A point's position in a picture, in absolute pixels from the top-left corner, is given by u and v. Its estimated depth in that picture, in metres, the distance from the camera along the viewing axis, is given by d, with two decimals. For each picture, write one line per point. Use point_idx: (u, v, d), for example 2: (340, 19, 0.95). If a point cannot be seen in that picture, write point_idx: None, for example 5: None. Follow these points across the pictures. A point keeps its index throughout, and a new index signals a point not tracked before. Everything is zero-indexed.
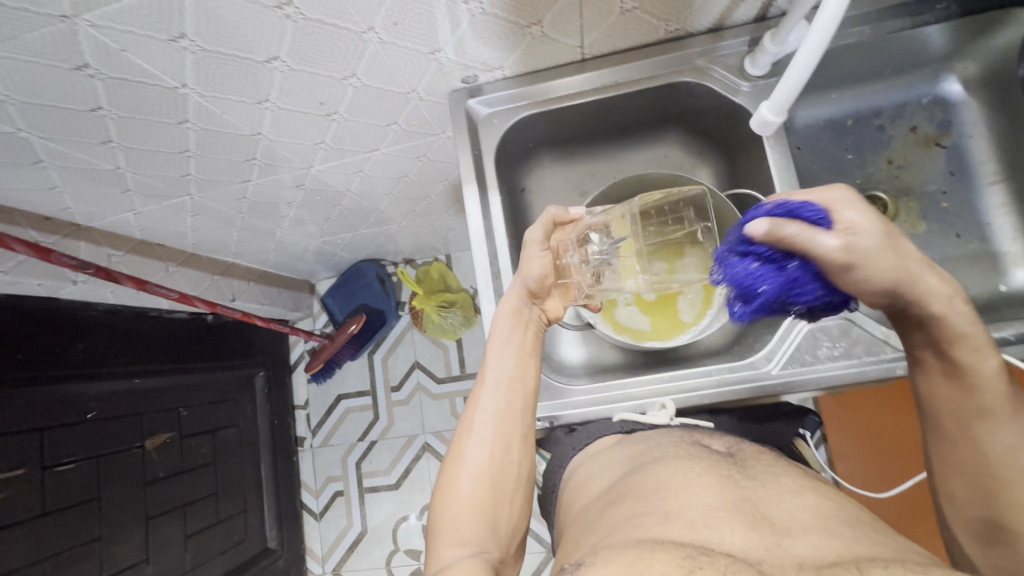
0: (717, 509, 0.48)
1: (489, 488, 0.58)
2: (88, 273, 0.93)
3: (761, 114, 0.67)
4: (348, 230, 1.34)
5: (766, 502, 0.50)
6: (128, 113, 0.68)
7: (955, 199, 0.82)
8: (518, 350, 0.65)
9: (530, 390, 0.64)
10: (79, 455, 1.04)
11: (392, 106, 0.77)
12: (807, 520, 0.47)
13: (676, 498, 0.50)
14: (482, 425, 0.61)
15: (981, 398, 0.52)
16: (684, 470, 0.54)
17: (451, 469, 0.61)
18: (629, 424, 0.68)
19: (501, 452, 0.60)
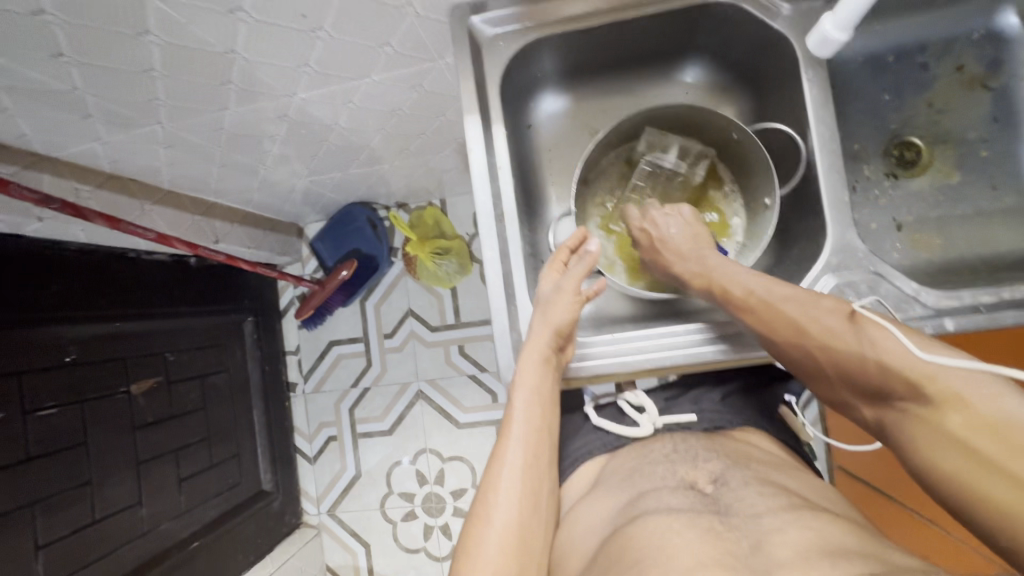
0: (696, 569, 0.47)
1: (516, 554, 0.56)
2: (54, 208, 0.86)
3: (822, 29, 0.60)
4: (337, 168, 1.25)
5: (752, 552, 0.49)
6: (79, 19, 0.58)
7: (996, 147, 0.76)
8: (543, 403, 0.63)
9: (550, 445, 0.64)
10: (61, 400, 1.01)
11: (385, 20, 0.67)
12: (787, 561, 0.46)
13: (657, 564, 0.49)
14: (509, 488, 0.59)
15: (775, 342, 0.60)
16: (665, 529, 0.53)
17: (476, 529, 0.58)
18: (616, 440, 0.73)
19: (529, 515, 0.59)
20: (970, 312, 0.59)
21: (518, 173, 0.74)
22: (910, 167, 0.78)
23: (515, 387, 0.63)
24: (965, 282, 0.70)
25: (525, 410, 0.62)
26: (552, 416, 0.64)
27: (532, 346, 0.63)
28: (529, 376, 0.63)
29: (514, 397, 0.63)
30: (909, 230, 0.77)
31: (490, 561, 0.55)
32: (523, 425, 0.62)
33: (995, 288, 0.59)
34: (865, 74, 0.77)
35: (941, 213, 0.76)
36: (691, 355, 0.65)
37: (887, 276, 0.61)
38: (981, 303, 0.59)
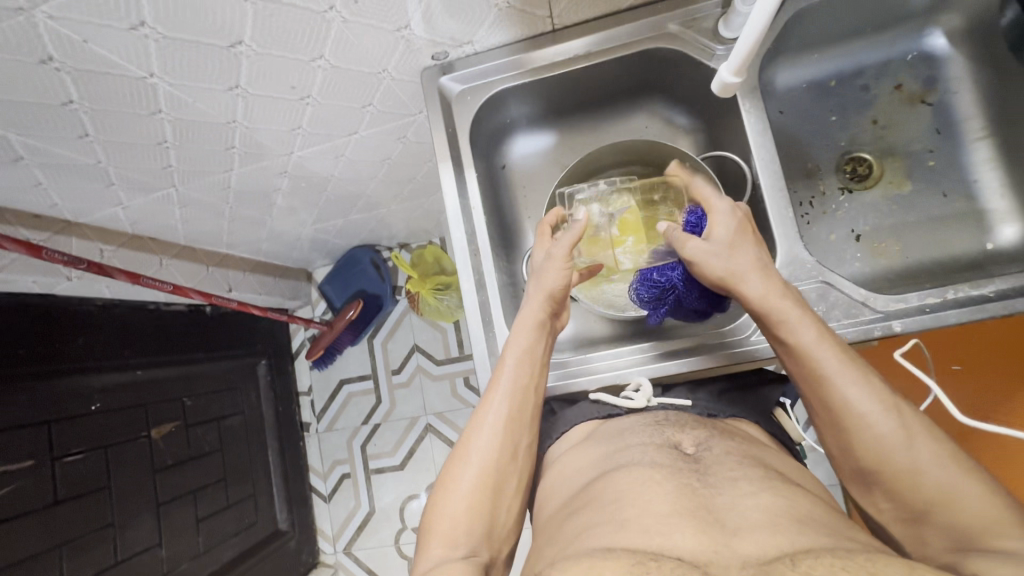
0: (671, 515, 0.48)
1: (489, 493, 0.60)
2: (81, 268, 0.94)
3: (721, 77, 0.63)
4: (338, 215, 1.35)
5: (725, 503, 0.50)
6: (100, 105, 0.67)
7: (941, 157, 0.80)
8: (533, 363, 0.66)
9: (537, 400, 0.66)
10: (87, 445, 1.07)
11: (364, 86, 0.76)
12: (758, 520, 0.47)
13: (633, 506, 0.50)
14: (489, 430, 0.62)
15: (819, 377, 0.56)
16: (645, 477, 0.54)
17: (456, 465, 0.62)
18: (605, 409, 0.70)
19: (505, 460, 0.61)
20: (917, 313, 0.62)
21: (492, 211, 0.81)
22: (863, 181, 0.83)
23: (508, 345, 0.66)
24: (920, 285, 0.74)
25: (515, 364, 0.65)
26: (541, 374, 0.67)
27: (529, 310, 0.68)
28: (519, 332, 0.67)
29: (506, 354, 0.66)
30: (867, 239, 0.81)
31: (462, 499, 0.59)
32: (512, 378, 0.64)
33: (940, 290, 0.63)
34: (810, 100, 0.83)
35: (895, 221, 0.80)
36: (654, 371, 0.70)
37: (835, 284, 0.65)
38: (927, 304, 0.63)
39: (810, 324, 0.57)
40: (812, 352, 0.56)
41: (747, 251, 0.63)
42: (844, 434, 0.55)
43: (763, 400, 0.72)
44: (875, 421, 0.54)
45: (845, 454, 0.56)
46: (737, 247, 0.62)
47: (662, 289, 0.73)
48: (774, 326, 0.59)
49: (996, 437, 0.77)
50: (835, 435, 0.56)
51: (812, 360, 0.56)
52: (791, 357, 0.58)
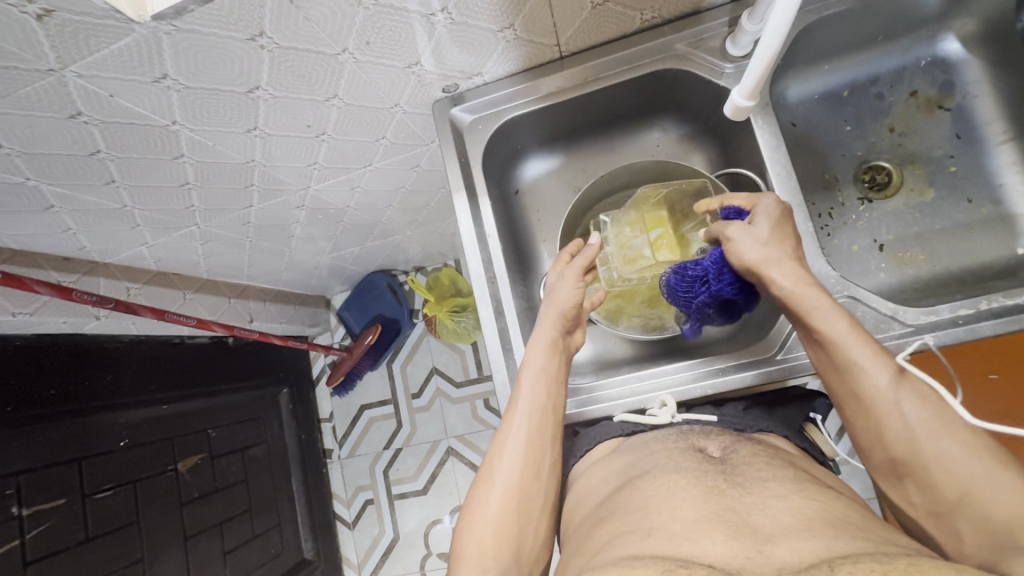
0: (699, 521, 0.47)
1: (515, 516, 0.59)
2: (108, 307, 0.97)
3: (733, 101, 0.62)
4: (355, 243, 1.36)
5: (752, 505, 0.48)
6: (125, 153, 0.70)
7: (964, 162, 0.79)
8: (549, 379, 0.65)
9: (558, 421, 0.64)
10: (116, 481, 1.09)
11: (378, 121, 0.78)
12: (790, 524, 0.45)
13: (660, 514, 0.49)
14: (511, 453, 0.62)
15: (850, 366, 0.55)
16: (670, 484, 0.52)
17: (482, 488, 0.62)
18: (629, 426, 0.67)
19: (529, 481, 0.60)
20: (950, 325, 0.61)
21: (507, 236, 0.81)
22: (883, 190, 0.81)
23: (524, 363, 0.66)
24: (950, 295, 0.72)
25: (533, 383, 0.65)
26: (560, 393, 0.65)
27: (542, 328, 0.69)
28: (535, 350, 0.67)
29: (522, 372, 0.66)
30: (891, 248, 0.79)
31: (489, 523, 0.58)
32: (530, 399, 0.64)
33: (972, 301, 0.61)
34: (823, 111, 0.82)
35: (921, 229, 0.79)
36: (677, 393, 0.68)
37: (862, 299, 0.63)
38: (960, 316, 0.61)
39: (833, 310, 0.57)
40: (841, 340, 0.55)
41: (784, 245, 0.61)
42: (873, 423, 0.54)
43: (797, 412, 0.68)
44: (900, 406, 0.52)
45: (874, 447, 0.54)
46: (774, 243, 0.61)
47: (699, 280, 0.67)
48: (798, 312, 0.58)
49: None
50: (863, 422, 0.55)
51: (841, 348, 0.55)
52: (817, 342, 0.57)
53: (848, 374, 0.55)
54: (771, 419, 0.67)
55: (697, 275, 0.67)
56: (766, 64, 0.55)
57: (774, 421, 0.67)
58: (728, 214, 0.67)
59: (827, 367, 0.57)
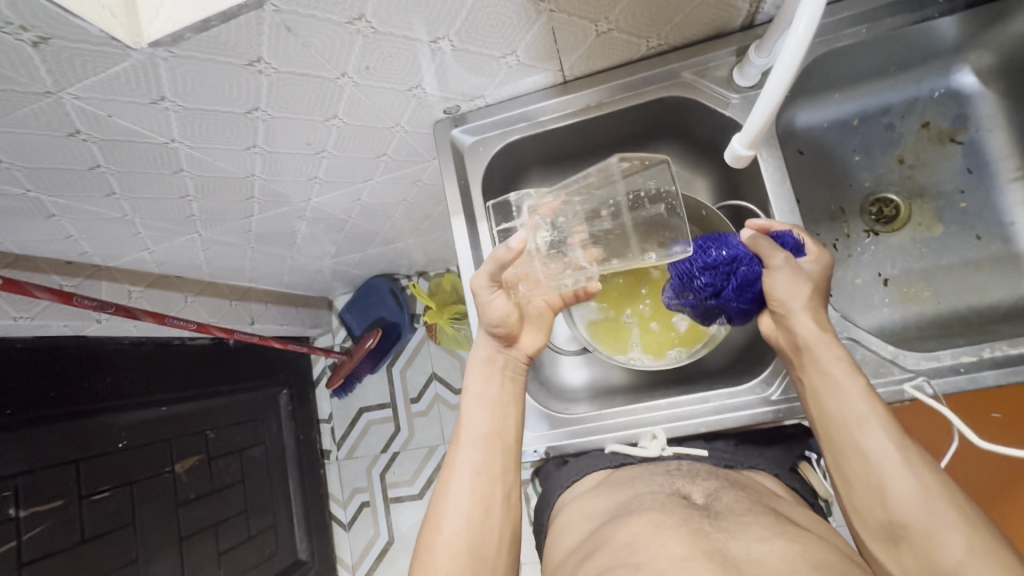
0: (686, 558, 0.46)
1: (467, 559, 0.58)
2: (109, 312, 0.98)
3: (733, 148, 0.59)
4: (358, 249, 1.37)
5: (738, 548, 0.47)
6: (125, 168, 0.70)
7: (974, 198, 0.77)
8: (493, 406, 0.65)
9: (505, 447, 0.63)
10: (113, 482, 1.10)
11: (379, 140, 0.77)
12: (776, 568, 0.44)
13: (648, 550, 0.48)
14: (460, 490, 0.61)
15: (857, 421, 0.54)
16: (658, 522, 0.52)
17: (433, 528, 0.61)
18: (619, 458, 0.67)
19: (479, 518, 0.60)
20: (951, 372, 0.59)
21: None
22: (890, 223, 0.80)
23: (471, 392, 0.66)
24: (953, 335, 0.70)
25: (482, 412, 0.64)
26: (509, 417, 0.65)
27: (482, 352, 0.67)
28: (477, 377, 0.66)
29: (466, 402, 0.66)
30: (895, 283, 0.77)
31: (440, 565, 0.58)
32: (474, 430, 0.64)
33: (975, 348, 0.60)
34: (831, 140, 0.81)
35: (926, 264, 0.77)
36: (669, 428, 0.67)
37: (862, 341, 0.62)
38: (962, 363, 0.59)
39: (849, 366, 0.57)
40: (854, 394, 0.55)
41: (820, 300, 0.61)
42: (876, 483, 0.53)
43: (791, 450, 0.67)
44: (905, 470, 0.52)
45: (869, 506, 0.53)
46: (813, 294, 0.60)
47: (727, 278, 0.64)
48: (811, 358, 0.58)
49: None
50: (863, 481, 0.54)
51: (851, 401, 0.55)
52: (825, 392, 0.57)
53: (854, 428, 0.55)
54: (762, 456, 0.66)
55: (714, 259, 0.65)
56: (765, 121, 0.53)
57: (765, 459, 0.66)
58: (787, 240, 0.61)
59: (830, 418, 0.56)
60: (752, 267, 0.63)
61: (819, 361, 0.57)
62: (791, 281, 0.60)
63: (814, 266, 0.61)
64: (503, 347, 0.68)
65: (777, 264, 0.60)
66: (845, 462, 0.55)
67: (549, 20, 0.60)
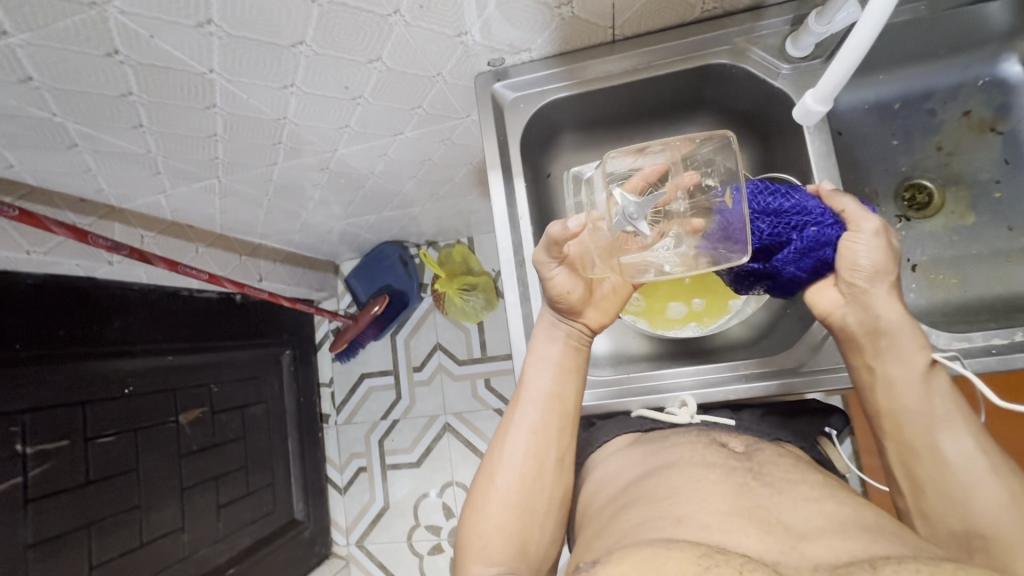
0: (731, 513, 0.47)
1: (518, 513, 0.59)
2: (122, 254, 0.96)
3: (806, 105, 0.61)
4: (372, 212, 1.35)
5: (785, 506, 0.48)
6: (157, 98, 0.68)
7: (1009, 189, 0.77)
8: (554, 369, 0.64)
9: (564, 411, 0.63)
10: (119, 427, 1.09)
11: (418, 89, 0.75)
12: (824, 524, 0.45)
13: (691, 502, 0.49)
14: (515, 447, 0.62)
15: (938, 415, 0.55)
16: (700, 475, 0.52)
17: (485, 482, 0.62)
18: (647, 422, 0.67)
19: (533, 476, 0.61)
20: (982, 354, 0.60)
21: (538, 220, 0.79)
22: (922, 210, 0.80)
23: (534, 353, 0.66)
24: (980, 322, 0.71)
25: (543, 374, 0.64)
26: (569, 382, 0.64)
27: (546, 316, 0.67)
28: (543, 342, 0.66)
29: (528, 363, 0.66)
30: (924, 270, 0.78)
31: (493, 518, 0.59)
32: (534, 388, 0.64)
33: (1007, 331, 0.60)
34: (871, 121, 0.80)
35: (956, 253, 0.78)
36: (699, 395, 0.67)
37: None
38: (993, 346, 0.60)
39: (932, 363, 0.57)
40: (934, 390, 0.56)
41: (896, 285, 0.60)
42: (955, 485, 0.53)
43: (815, 425, 0.68)
44: (985, 475, 0.52)
45: (944, 509, 0.53)
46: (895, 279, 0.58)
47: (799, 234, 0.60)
48: (892, 347, 0.57)
49: None
50: (934, 482, 0.54)
51: (930, 397, 0.56)
52: (902, 385, 0.57)
53: (931, 427, 0.55)
54: (789, 429, 0.67)
55: (785, 206, 0.61)
56: (844, 77, 0.55)
57: (790, 431, 0.67)
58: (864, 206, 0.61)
59: (905, 414, 0.57)
60: (827, 230, 0.59)
61: (898, 352, 0.57)
62: (876, 251, 0.58)
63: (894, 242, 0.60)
64: (565, 318, 0.66)
65: (867, 229, 0.57)
66: (920, 462, 0.56)
67: None
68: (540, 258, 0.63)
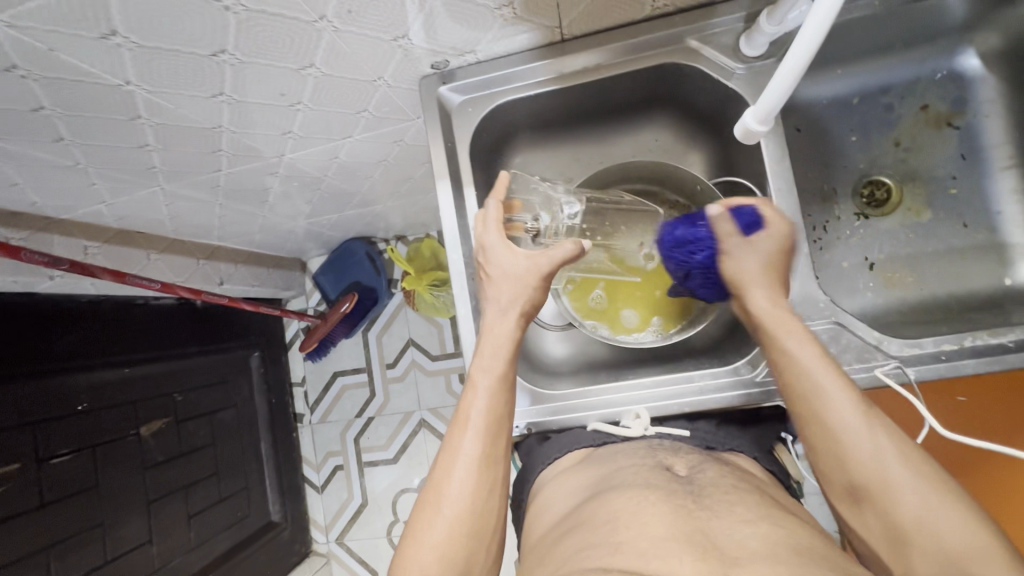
0: (668, 538, 0.46)
1: (465, 542, 0.55)
2: (62, 268, 0.91)
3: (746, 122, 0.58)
4: (334, 210, 1.30)
5: (719, 527, 0.48)
6: (74, 111, 0.63)
7: (965, 185, 0.77)
8: (504, 385, 0.60)
9: (509, 430, 0.60)
10: (74, 445, 1.05)
11: (360, 93, 0.71)
12: (760, 549, 0.45)
13: (629, 528, 0.48)
14: (463, 473, 0.57)
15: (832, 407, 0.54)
16: (639, 497, 0.52)
17: (428, 511, 0.56)
18: (601, 436, 0.66)
19: (481, 502, 0.56)
20: (931, 360, 0.60)
21: None
22: (880, 207, 0.79)
23: (474, 369, 0.61)
24: (933, 322, 0.71)
25: (492, 391, 0.59)
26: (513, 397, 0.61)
27: (498, 327, 0.61)
28: (490, 356, 0.60)
29: (475, 379, 0.60)
30: (881, 268, 0.77)
31: (436, 551, 0.54)
32: (483, 409, 0.59)
33: (957, 336, 0.60)
34: (829, 118, 0.79)
35: (913, 251, 0.77)
36: (654, 407, 0.66)
37: (849, 326, 0.62)
38: (943, 351, 0.60)
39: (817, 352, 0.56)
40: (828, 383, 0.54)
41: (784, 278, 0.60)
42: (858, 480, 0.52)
43: (769, 432, 0.69)
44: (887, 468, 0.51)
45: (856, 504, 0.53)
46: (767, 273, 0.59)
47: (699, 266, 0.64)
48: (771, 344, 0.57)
49: (984, 479, 0.77)
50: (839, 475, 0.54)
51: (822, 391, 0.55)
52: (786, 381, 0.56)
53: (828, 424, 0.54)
54: (743, 437, 0.67)
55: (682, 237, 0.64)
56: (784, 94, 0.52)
57: (744, 439, 0.67)
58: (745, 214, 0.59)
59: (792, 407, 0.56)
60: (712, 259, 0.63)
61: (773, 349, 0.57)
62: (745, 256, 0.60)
63: (774, 237, 0.59)
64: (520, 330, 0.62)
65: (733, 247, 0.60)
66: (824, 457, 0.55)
67: None
68: (541, 267, 0.61)
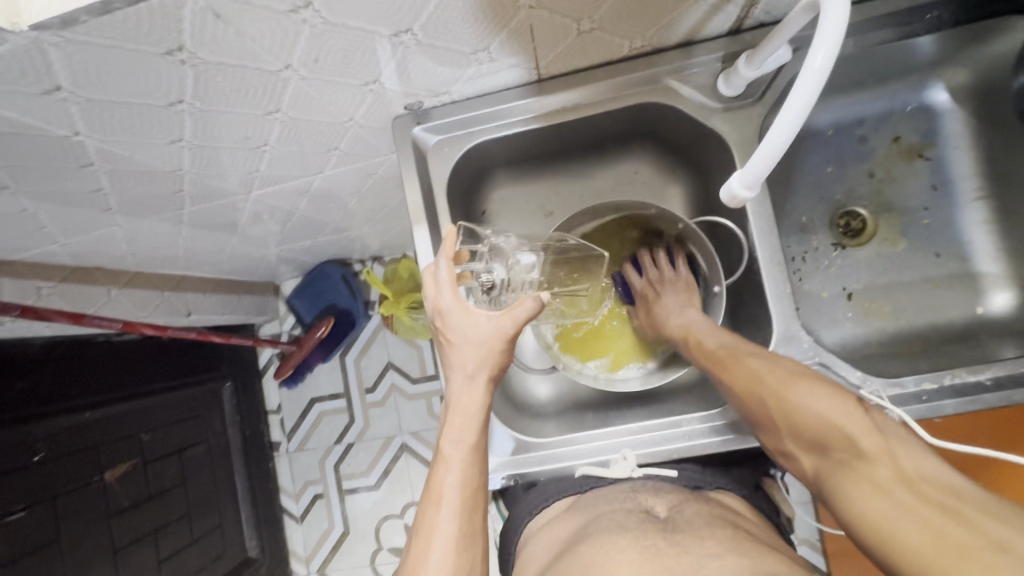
0: None
1: None
2: (12, 314, 0.85)
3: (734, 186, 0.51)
4: (307, 237, 1.26)
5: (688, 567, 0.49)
6: (17, 161, 0.58)
7: (937, 215, 0.78)
8: (476, 456, 0.59)
9: (483, 501, 0.59)
10: (30, 500, 0.98)
11: (331, 133, 0.68)
12: None
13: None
14: (439, 555, 0.54)
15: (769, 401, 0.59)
16: (607, 548, 0.52)
17: None
18: (589, 482, 0.66)
19: None
20: (913, 400, 0.60)
21: None
22: (856, 237, 0.80)
23: (443, 442, 0.59)
24: (911, 354, 0.72)
25: (464, 464, 0.58)
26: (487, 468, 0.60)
27: (469, 396, 0.60)
28: (461, 426, 0.59)
29: (445, 451, 0.59)
30: (858, 298, 0.78)
31: None
32: (456, 482, 0.57)
33: (936, 375, 0.61)
34: (805, 149, 0.79)
35: (889, 280, 0.78)
36: (639, 450, 0.65)
37: (831, 366, 0.62)
38: (924, 391, 0.60)
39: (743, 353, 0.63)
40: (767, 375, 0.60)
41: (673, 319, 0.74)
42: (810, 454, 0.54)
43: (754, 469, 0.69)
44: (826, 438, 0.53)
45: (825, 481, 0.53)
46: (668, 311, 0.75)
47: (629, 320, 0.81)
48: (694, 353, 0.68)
49: None
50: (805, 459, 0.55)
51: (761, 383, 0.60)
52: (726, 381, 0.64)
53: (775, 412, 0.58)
54: (728, 476, 0.67)
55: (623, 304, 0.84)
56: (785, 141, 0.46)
57: (730, 479, 0.67)
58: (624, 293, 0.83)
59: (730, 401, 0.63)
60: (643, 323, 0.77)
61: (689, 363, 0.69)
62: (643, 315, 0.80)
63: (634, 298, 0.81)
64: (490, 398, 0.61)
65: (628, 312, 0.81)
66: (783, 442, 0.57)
67: (528, 15, 0.53)
68: (507, 330, 0.58)
